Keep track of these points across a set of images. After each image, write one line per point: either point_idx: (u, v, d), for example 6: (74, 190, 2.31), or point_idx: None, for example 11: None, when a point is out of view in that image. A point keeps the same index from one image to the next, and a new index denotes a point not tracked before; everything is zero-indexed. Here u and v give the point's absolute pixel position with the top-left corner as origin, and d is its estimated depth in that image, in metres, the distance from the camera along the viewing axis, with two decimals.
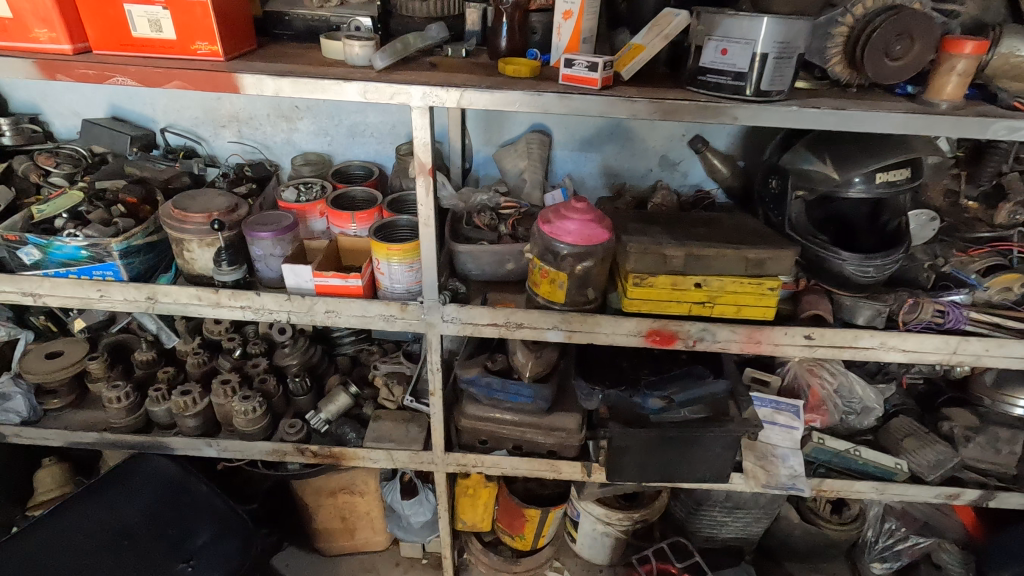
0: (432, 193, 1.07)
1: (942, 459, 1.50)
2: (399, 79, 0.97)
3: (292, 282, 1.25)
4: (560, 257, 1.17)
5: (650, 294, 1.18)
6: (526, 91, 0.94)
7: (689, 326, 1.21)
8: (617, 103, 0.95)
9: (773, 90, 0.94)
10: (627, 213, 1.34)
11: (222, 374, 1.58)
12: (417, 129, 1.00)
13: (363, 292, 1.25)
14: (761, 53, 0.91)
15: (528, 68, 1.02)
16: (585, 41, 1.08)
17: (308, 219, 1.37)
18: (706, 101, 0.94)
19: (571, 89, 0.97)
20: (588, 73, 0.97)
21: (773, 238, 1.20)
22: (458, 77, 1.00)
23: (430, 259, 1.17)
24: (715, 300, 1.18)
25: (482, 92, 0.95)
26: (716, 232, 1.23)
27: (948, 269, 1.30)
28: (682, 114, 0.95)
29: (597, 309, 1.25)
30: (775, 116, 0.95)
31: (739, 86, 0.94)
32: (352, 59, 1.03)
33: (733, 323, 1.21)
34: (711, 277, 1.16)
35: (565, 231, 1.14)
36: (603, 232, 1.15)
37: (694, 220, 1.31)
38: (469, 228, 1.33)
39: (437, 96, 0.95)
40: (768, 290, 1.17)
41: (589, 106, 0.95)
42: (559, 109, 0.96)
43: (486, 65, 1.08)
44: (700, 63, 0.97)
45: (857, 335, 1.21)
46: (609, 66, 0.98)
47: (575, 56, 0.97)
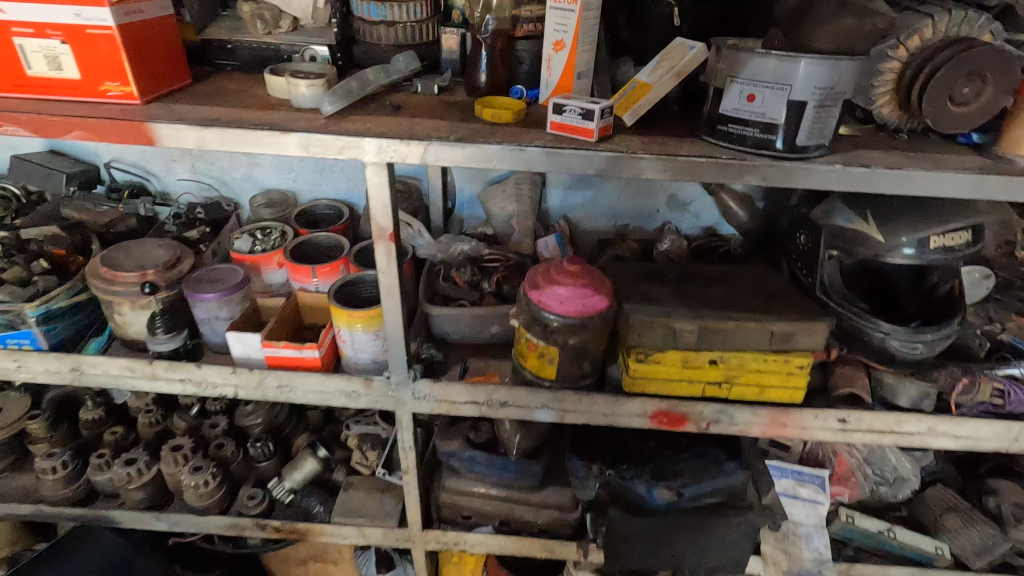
0: (395, 261, 0.89)
1: (990, 544, 1.30)
2: (351, 128, 0.79)
3: (240, 351, 1.07)
4: (551, 330, 0.99)
5: (656, 372, 1.00)
6: (505, 145, 0.77)
7: (702, 408, 1.03)
8: (618, 161, 0.77)
9: (811, 145, 0.76)
10: (630, 268, 1.16)
11: (174, 438, 1.40)
12: (373, 188, 0.82)
13: (321, 364, 1.07)
14: (797, 100, 0.72)
15: (511, 112, 0.84)
16: (580, 76, 0.90)
17: (263, 271, 1.19)
18: (727, 158, 0.76)
19: (561, 141, 0.79)
20: (581, 122, 0.78)
21: (803, 306, 1.02)
22: (425, 124, 0.82)
23: (397, 333, 0.99)
24: (733, 380, 1.00)
25: (451, 146, 0.77)
26: (734, 294, 1.05)
27: (1005, 336, 1.11)
28: (697, 174, 0.77)
29: (594, 385, 1.07)
30: (814, 176, 0.77)
31: (769, 139, 0.76)
32: (295, 102, 0.85)
33: (753, 405, 1.03)
34: (728, 353, 0.98)
35: (554, 299, 0.97)
36: (600, 301, 0.97)
37: (708, 277, 1.13)
38: (447, 286, 1.15)
39: (395, 151, 0.77)
40: (795, 368, 0.99)
41: (582, 163, 0.77)
42: (545, 166, 0.78)
43: (462, 105, 0.91)
44: (719, 110, 0.78)
45: (901, 420, 1.02)
46: (608, 113, 0.79)
47: (566, 99, 0.79)
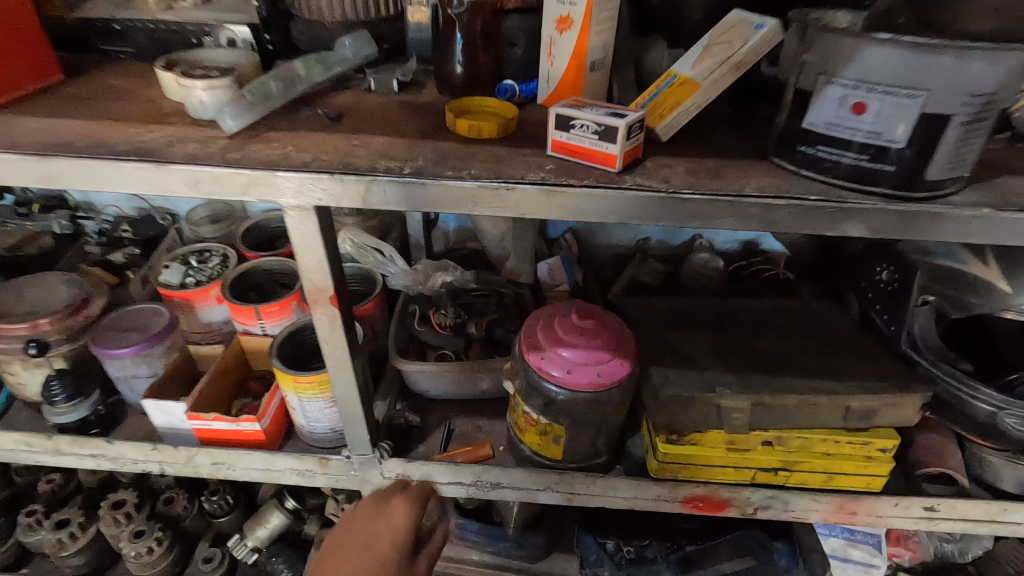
0: (341, 329, 0.66)
1: None
2: (260, 154, 0.54)
3: (162, 422, 0.85)
4: (554, 404, 0.76)
5: (692, 456, 0.76)
6: (486, 181, 0.51)
7: (748, 493, 0.80)
8: (653, 205, 0.52)
9: (945, 178, 0.50)
10: (654, 306, 0.91)
11: (117, 491, 1.20)
12: (298, 238, 0.57)
13: (266, 438, 0.85)
14: (934, 114, 0.47)
15: (495, 126, 0.58)
16: (594, 67, 0.64)
17: (200, 309, 0.94)
18: (818, 199, 0.51)
19: (567, 172, 0.53)
20: (598, 144, 0.53)
21: (887, 369, 0.78)
22: (370, 144, 0.57)
23: (355, 410, 0.76)
24: (793, 466, 0.77)
25: (403, 183, 0.52)
26: (794, 349, 0.81)
27: None
28: (769, 222, 0.52)
29: (610, 462, 0.84)
30: (946, 224, 0.51)
31: (881, 171, 0.50)
32: (193, 112, 0.60)
33: (815, 490, 0.80)
34: (788, 434, 0.75)
35: (558, 365, 0.73)
36: (620, 367, 0.73)
37: (756, 321, 0.88)
38: (425, 332, 0.91)
39: (324, 192, 0.53)
40: (876, 452, 0.75)
41: (601, 207, 0.52)
42: (544, 212, 0.53)
43: (430, 110, 0.65)
44: (802, 122, 0.52)
45: (1007, 510, 0.79)
46: (639, 128, 0.53)
47: (573, 109, 0.53)
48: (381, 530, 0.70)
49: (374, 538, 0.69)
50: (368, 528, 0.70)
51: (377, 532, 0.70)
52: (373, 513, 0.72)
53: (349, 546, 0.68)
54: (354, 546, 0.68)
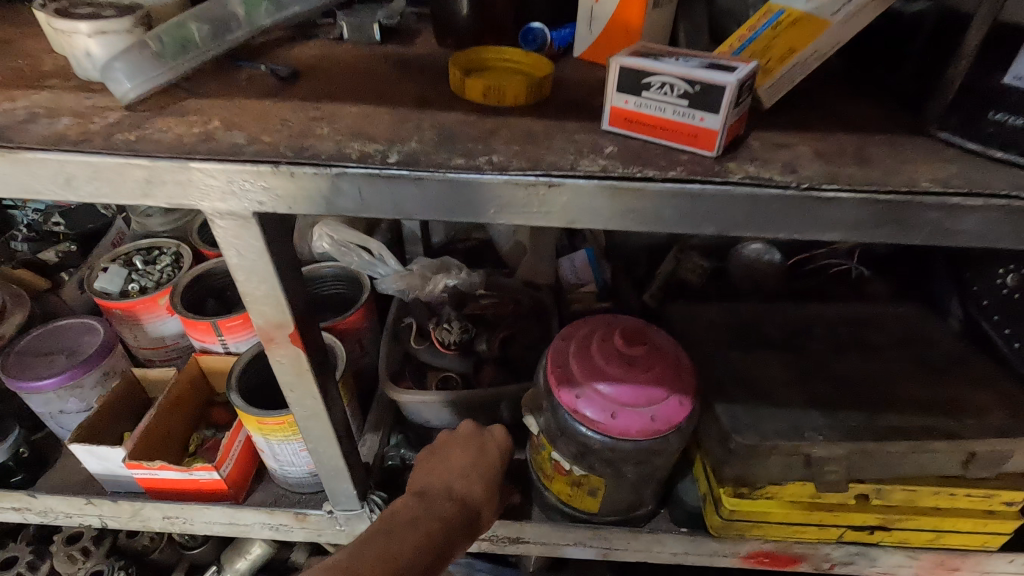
0: (308, 373, 0.48)
1: None
2: (168, 133, 0.36)
3: (99, 469, 0.68)
4: (591, 452, 0.59)
5: (765, 513, 0.60)
6: (516, 175, 0.33)
7: (829, 550, 0.64)
8: (769, 208, 0.33)
9: None
10: (706, 314, 0.74)
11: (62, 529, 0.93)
12: (235, 257, 0.39)
13: (226, 488, 0.68)
14: None
15: (523, 89, 0.40)
16: (658, 6, 0.45)
17: (146, 321, 0.75)
18: None
19: (635, 157, 0.35)
20: (685, 115, 0.34)
21: (1016, 402, 0.60)
22: (337, 116, 0.38)
23: (335, 463, 0.59)
24: (893, 523, 0.61)
25: (383, 177, 0.33)
26: (890, 373, 0.65)
27: None
28: (946, 231, 0.34)
29: (655, 511, 0.68)
30: None
31: None
32: (80, 72, 0.41)
33: (914, 547, 0.64)
34: (892, 487, 0.58)
35: (595, 405, 0.56)
36: (679, 407, 0.56)
37: (835, 334, 0.71)
38: (423, 351, 0.74)
39: (264, 192, 0.34)
40: (999, 505, 0.59)
41: (687, 213, 0.34)
42: (601, 220, 0.35)
43: (424, 67, 0.46)
44: (1006, 77, 0.34)
45: None
46: (748, 91, 0.35)
47: (647, 62, 0.35)
48: (485, 445, 0.64)
49: (479, 452, 0.63)
50: (472, 442, 0.64)
51: (481, 447, 0.64)
52: (476, 432, 0.65)
53: (452, 454, 0.62)
54: (459, 455, 0.62)
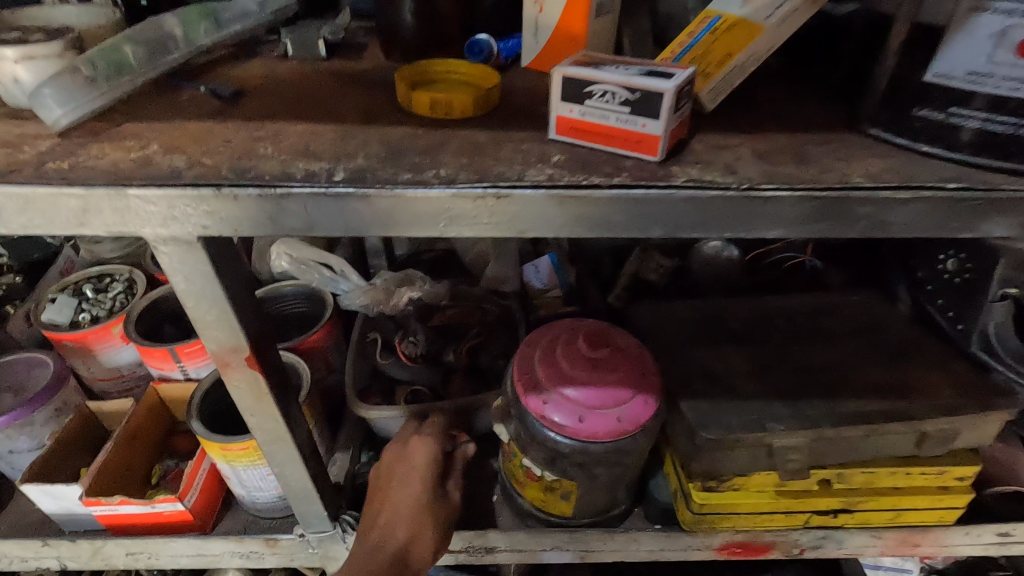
0: (267, 396, 0.47)
1: None
2: (102, 161, 0.35)
3: (55, 508, 0.65)
4: (561, 457, 0.59)
5: (734, 504, 0.61)
6: (463, 188, 0.33)
7: (798, 535, 0.65)
8: (712, 211, 0.34)
9: None
10: (668, 312, 0.75)
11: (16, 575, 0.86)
12: (184, 284, 0.38)
13: (192, 518, 0.66)
14: None
15: (472, 101, 0.40)
16: (600, 13, 0.46)
17: (102, 351, 0.73)
18: (954, 186, 0.34)
19: (582, 165, 0.35)
20: (629, 121, 0.35)
21: (963, 382, 0.63)
22: (281, 136, 0.38)
23: (302, 487, 0.58)
24: (855, 505, 0.63)
25: (328, 195, 0.33)
26: (846, 361, 0.67)
27: None
28: (881, 222, 0.35)
29: (629, 510, 0.68)
30: None
31: None
32: (9, 100, 0.39)
33: (879, 526, 0.66)
34: (851, 470, 0.60)
35: (561, 409, 0.56)
36: (644, 407, 0.57)
37: (792, 325, 0.73)
38: (390, 365, 0.73)
39: (208, 216, 0.34)
40: (951, 481, 0.62)
41: (632, 218, 0.35)
42: (550, 228, 0.35)
43: (371, 81, 0.46)
44: (927, 74, 0.35)
45: None
46: (687, 97, 0.36)
47: (589, 71, 0.35)
48: (409, 468, 0.61)
49: (400, 479, 0.60)
50: (391, 472, 0.61)
51: (402, 472, 0.60)
52: (395, 458, 0.62)
53: (378, 494, 0.60)
54: (382, 494, 0.60)
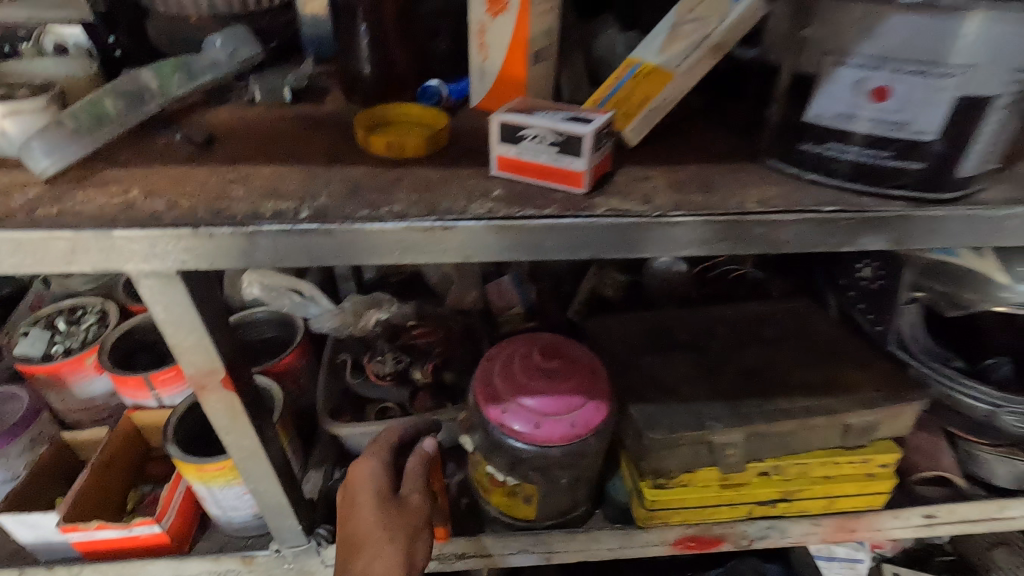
0: (242, 415, 0.51)
1: None
2: (89, 206, 0.38)
3: (31, 538, 0.67)
4: (522, 462, 0.64)
5: (684, 499, 0.67)
6: (414, 222, 0.38)
7: (745, 526, 0.71)
8: (631, 235, 0.40)
9: (975, 173, 0.41)
10: (621, 324, 0.81)
11: None
12: (164, 314, 0.42)
13: (169, 540, 0.68)
14: (970, 97, 0.37)
15: (421, 140, 0.45)
16: (538, 61, 0.52)
17: (75, 382, 0.74)
18: (831, 209, 0.41)
19: (519, 198, 0.41)
20: (557, 159, 0.41)
21: (882, 377, 0.70)
22: (252, 178, 0.42)
23: (277, 502, 0.61)
24: (792, 494, 0.69)
25: (296, 231, 0.38)
26: (780, 363, 0.73)
27: None
28: (775, 241, 0.42)
29: (590, 511, 0.73)
30: (972, 229, 0.42)
31: (907, 170, 0.40)
32: None
33: (817, 513, 0.72)
34: (786, 462, 0.67)
35: (520, 416, 0.61)
36: (595, 412, 0.62)
37: (734, 332, 0.80)
38: (360, 384, 0.76)
39: (186, 253, 0.38)
40: (876, 468, 0.69)
41: (563, 243, 0.40)
42: (492, 253, 0.40)
43: (333, 124, 0.51)
44: (806, 115, 0.42)
45: (1005, 508, 0.74)
46: (606, 137, 0.41)
47: (521, 117, 0.41)
48: (356, 493, 0.61)
49: (351, 506, 0.60)
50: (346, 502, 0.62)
51: (352, 497, 0.61)
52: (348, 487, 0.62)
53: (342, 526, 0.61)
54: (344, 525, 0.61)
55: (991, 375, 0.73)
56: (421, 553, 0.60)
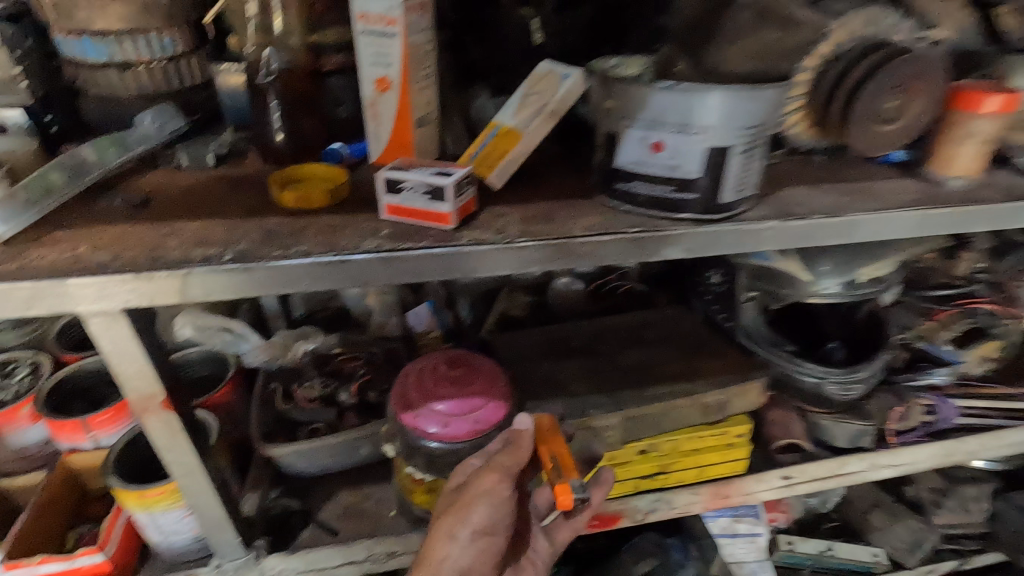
0: (181, 434, 0.59)
1: (919, 538, 1.25)
2: (45, 261, 0.47)
3: None
4: (438, 460, 0.74)
5: None
6: (318, 258, 0.49)
7: (636, 499, 0.83)
8: (493, 258, 0.53)
9: (736, 199, 0.56)
10: (524, 337, 0.93)
11: None
12: (110, 347, 0.51)
13: (112, 568, 0.73)
14: (718, 147, 0.52)
15: (322, 195, 0.57)
16: (422, 124, 0.64)
17: (10, 431, 0.78)
18: (637, 231, 0.55)
19: (403, 236, 0.53)
20: (430, 204, 0.53)
21: (734, 363, 0.86)
22: (184, 231, 0.52)
23: (214, 516, 0.68)
24: (668, 467, 0.83)
25: (222, 271, 0.48)
26: (655, 359, 0.88)
27: (920, 343, 1.03)
28: (601, 256, 0.55)
29: None
30: (743, 239, 0.58)
31: (687, 200, 0.55)
32: None
33: (693, 482, 0.85)
34: (659, 439, 0.81)
35: (431, 419, 0.71)
36: (496, 410, 0.73)
37: (618, 337, 0.94)
38: (291, 409, 0.84)
39: (130, 294, 0.47)
40: (734, 439, 0.83)
41: (439, 268, 0.52)
42: (384, 279, 0.51)
43: (252, 183, 0.61)
44: (615, 163, 0.57)
45: (844, 463, 0.91)
46: (467, 185, 0.54)
47: (400, 173, 0.53)
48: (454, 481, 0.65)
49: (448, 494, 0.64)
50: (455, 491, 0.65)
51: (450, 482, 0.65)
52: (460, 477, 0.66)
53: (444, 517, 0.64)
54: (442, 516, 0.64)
55: (830, 358, 0.93)
56: (482, 524, 0.58)
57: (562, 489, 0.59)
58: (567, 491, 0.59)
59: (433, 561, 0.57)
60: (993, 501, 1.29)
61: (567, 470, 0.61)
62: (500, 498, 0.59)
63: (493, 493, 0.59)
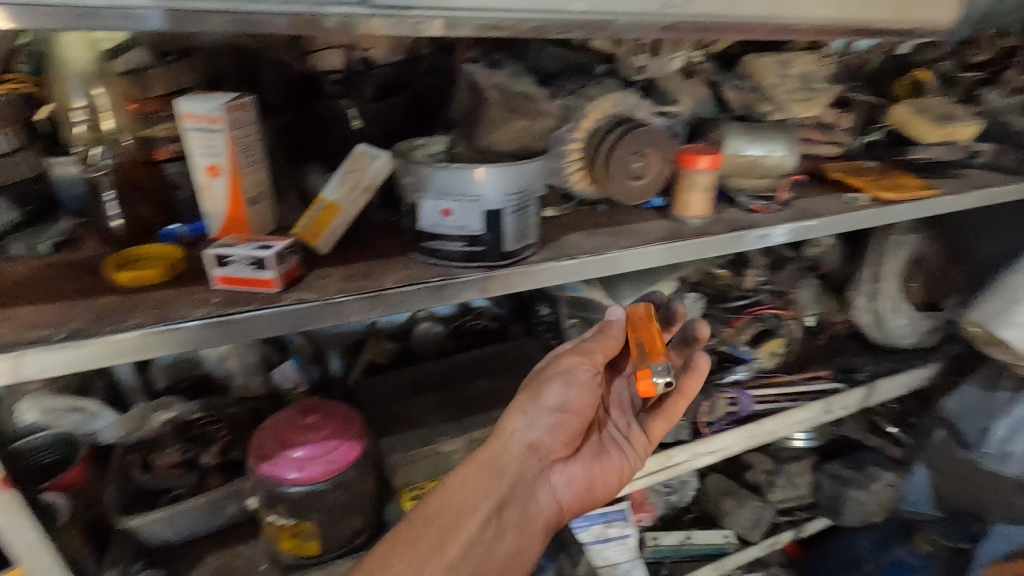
0: (22, 510, 0.61)
1: (759, 515, 1.45)
2: None
3: None
4: (298, 505, 0.79)
5: None
6: (152, 328, 0.56)
7: None
8: (318, 313, 0.62)
9: (518, 248, 0.71)
10: (384, 382, 1.03)
11: None
12: None
13: None
14: (492, 209, 0.66)
15: (158, 269, 0.64)
16: (254, 202, 0.73)
17: None
18: (438, 279, 0.68)
19: (233, 302, 0.61)
20: (256, 272, 0.62)
21: None
22: (15, 317, 0.57)
23: None
24: None
25: (56, 349, 0.53)
26: (498, 387, 1.00)
27: (723, 347, 1.24)
28: (411, 304, 0.67)
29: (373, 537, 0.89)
30: (530, 278, 0.72)
31: (478, 251, 0.69)
32: None
33: None
34: None
35: (287, 467, 0.77)
36: (350, 449, 0.80)
37: (469, 371, 1.05)
38: (151, 479, 0.86)
39: None
40: None
41: (270, 325, 0.61)
42: (218, 340, 0.59)
43: (89, 267, 0.66)
44: (419, 226, 0.69)
45: (668, 456, 1.07)
46: (289, 253, 0.64)
47: (228, 248, 0.62)
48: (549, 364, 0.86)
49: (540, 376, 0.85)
50: None
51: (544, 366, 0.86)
52: None
53: None
54: None
55: None
56: (555, 400, 0.78)
57: (643, 374, 0.70)
58: (647, 376, 0.70)
59: (509, 428, 0.79)
60: (813, 473, 1.52)
61: (651, 356, 0.72)
62: (573, 377, 0.78)
63: (567, 373, 0.78)
